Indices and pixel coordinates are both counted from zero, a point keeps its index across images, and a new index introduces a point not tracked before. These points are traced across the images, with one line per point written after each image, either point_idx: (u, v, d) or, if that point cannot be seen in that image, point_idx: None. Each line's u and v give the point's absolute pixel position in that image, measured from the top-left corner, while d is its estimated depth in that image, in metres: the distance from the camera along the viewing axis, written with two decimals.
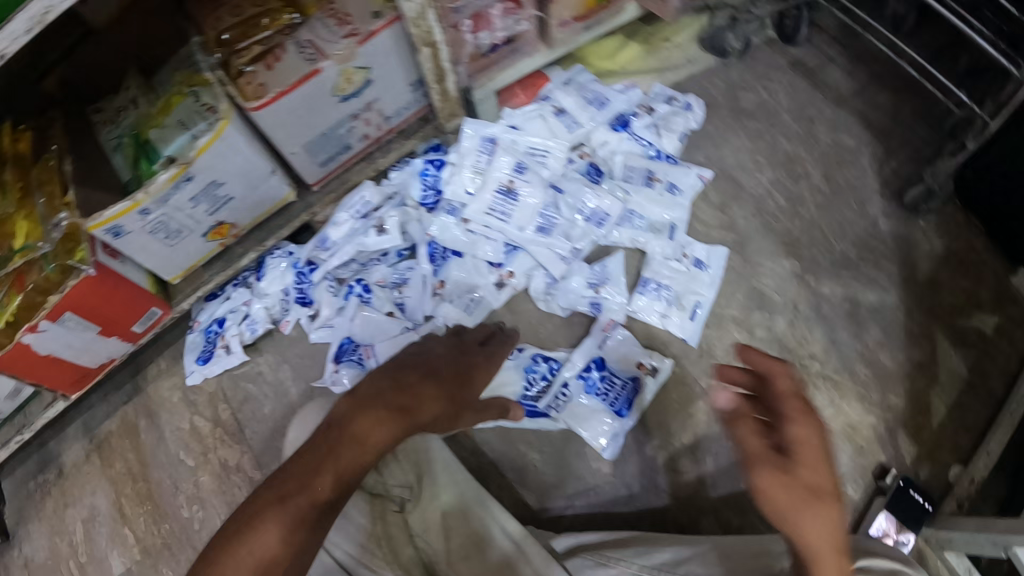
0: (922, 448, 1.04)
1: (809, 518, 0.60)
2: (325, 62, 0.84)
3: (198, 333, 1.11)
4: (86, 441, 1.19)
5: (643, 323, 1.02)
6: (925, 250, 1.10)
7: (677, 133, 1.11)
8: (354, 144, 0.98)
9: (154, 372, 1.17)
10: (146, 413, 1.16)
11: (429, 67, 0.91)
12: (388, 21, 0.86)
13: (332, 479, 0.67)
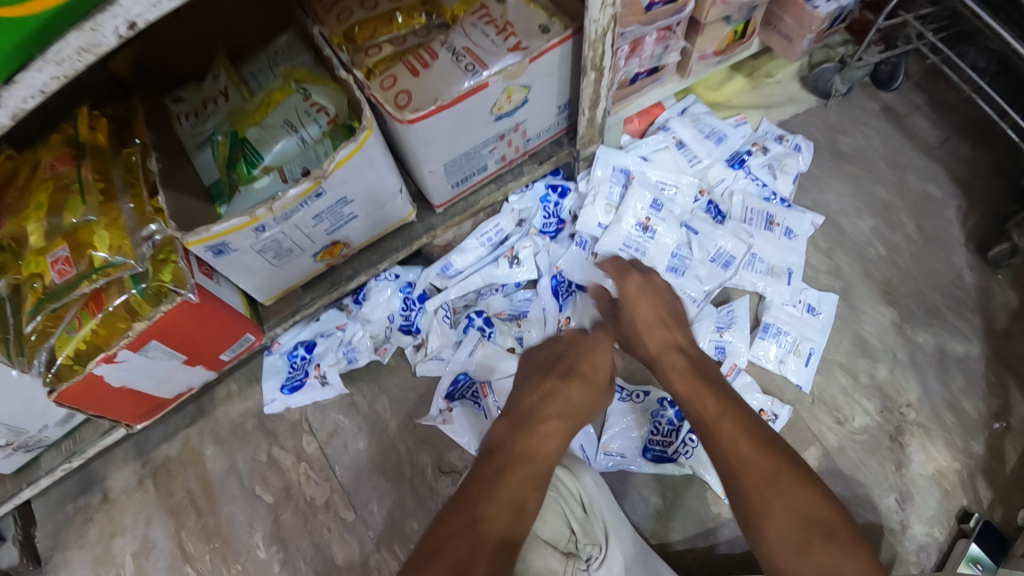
0: (996, 492, 1.05)
1: (769, 483, 0.60)
2: (493, 78, 0.78)
3: (279, 356, 1.01)
4: (139, 465, 1.05)
5: (760, 368, 1.01)
6: (1001, 302, 1.15)
7: (790, 175, 1.09)
8: (489, 166, 0.92)
9: (224, 394, 1.06)
10: (213, 439, 1.04)
11: (589, 93, 0.87)
12: (562, 38, 0.80)
13: (513, 494, 0.60)
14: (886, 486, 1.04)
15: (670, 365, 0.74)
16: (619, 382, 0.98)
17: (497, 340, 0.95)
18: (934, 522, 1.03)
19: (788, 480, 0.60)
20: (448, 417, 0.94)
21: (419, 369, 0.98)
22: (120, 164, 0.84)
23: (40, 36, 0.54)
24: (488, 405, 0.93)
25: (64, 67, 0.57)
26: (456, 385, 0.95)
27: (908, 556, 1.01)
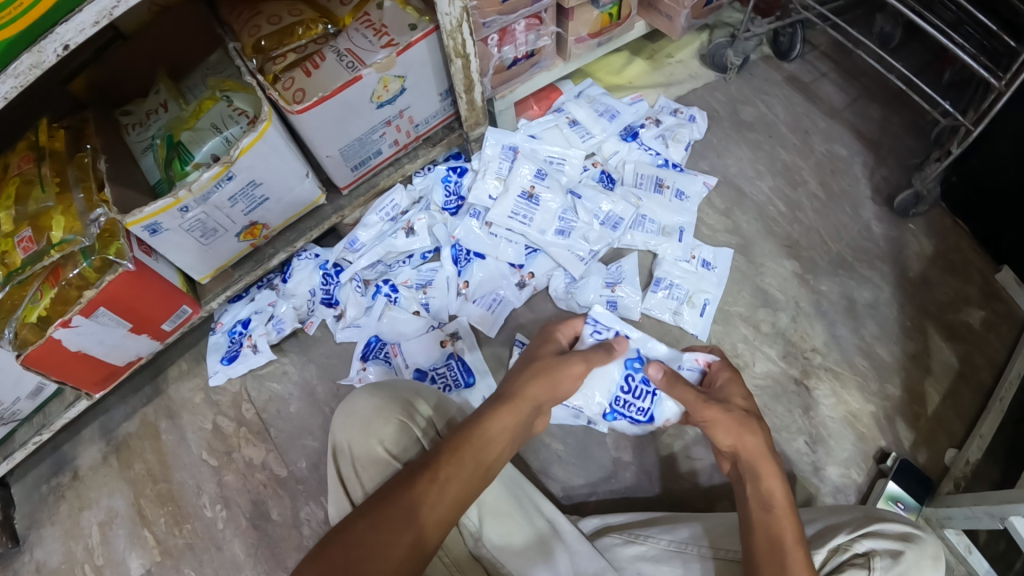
0: (920, 434, 1.07)
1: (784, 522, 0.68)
2: (367, 70, 0.91)
3: (221, 335, 1.14)
4: (102, 443, 1.19)
5: (656, 320, 1.07)
6: (915, 250, 1.18)
7: (683, 143, 1.18)
8: (384, 151, 1.05)
9: (176, 373, 1.20)
10: (168, 414, 1.18)
11: (460, 78, 0.98)
12: (426, 32, 0.93)
13: (473, 466, 0.69)
14: (794, 430, 1.07)
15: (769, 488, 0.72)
16: (519, 338, 1.04)
17: (403, 305, 1.06)
18: (848, 464, 1.05)
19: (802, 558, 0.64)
20: (364, 376, 1.05)
21: (339, 337, 1.09)
22: (74, 165, 0.98)
23: (0, 56, 0.65)
24: (398, 363, 1.04)
25: (20, 79, 0.68)
26: (369, 347, 1.05)
27: (824, 499, 1.03)
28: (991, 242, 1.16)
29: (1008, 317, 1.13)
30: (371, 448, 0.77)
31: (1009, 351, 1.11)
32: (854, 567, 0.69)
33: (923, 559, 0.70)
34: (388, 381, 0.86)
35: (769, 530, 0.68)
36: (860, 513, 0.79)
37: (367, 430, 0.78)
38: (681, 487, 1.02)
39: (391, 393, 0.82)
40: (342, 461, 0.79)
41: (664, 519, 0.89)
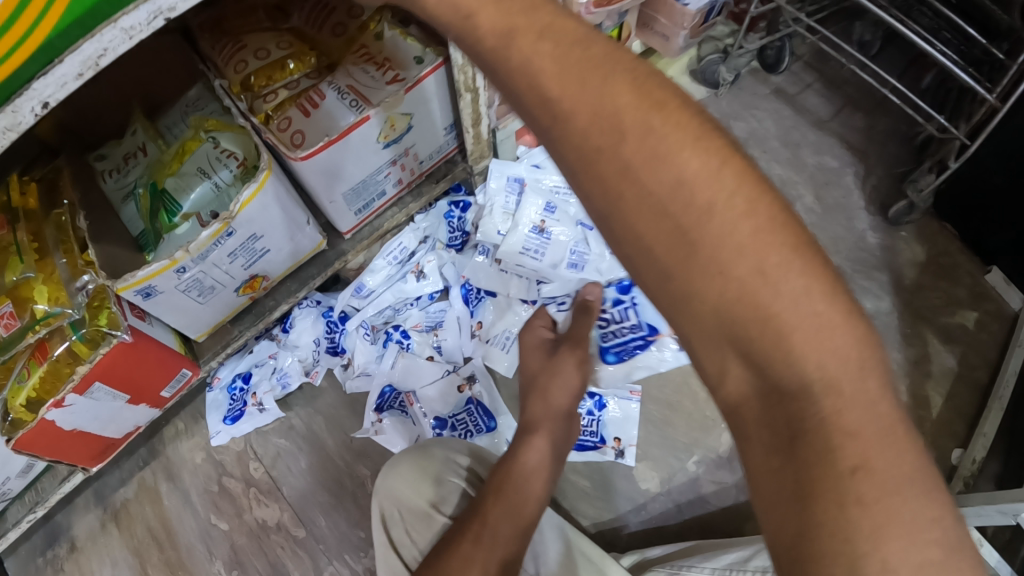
0: (925, 438, 1.13)
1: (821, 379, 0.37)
2: (374, 110, 0.86)
3: (219, 391, 1.09)
4: (99, 511, 1.13)
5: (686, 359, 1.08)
6: (909, 258, 1.24)
7: None
8: (388, 190, 1.00)
9: (172, 433, 1.14)
10: (168, 476, 1.13)
11: (468, 112, 0.95)
12: (434, 67, 0.89)
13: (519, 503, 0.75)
14: None
15: (793, 287, 0.37)
16: None
17: (416, 351, 1.03)
18: None
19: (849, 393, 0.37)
20: (380, 427, 1.02)
21: (347, 388, 1.05)
22: (52, 223, 0.90)
23: None
24: (415, 411, 1.01)
25: None
26: (383, 397, 1.02)
27: None
28: (977, 245, 1.23)
29: (999, 316, 1.20)
30: (426, 509, 0.78)
31: (1002, 350, 1.18)
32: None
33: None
34: (431, 439, 0.85)
35: (756, 273, 0.37)
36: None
37: (418, 489, 0.78)
38: (707, 510, 1.01)
39: (437, 451, 0.82)
40: (393, 525, 0.78)
41: (701, 547, 0.90)
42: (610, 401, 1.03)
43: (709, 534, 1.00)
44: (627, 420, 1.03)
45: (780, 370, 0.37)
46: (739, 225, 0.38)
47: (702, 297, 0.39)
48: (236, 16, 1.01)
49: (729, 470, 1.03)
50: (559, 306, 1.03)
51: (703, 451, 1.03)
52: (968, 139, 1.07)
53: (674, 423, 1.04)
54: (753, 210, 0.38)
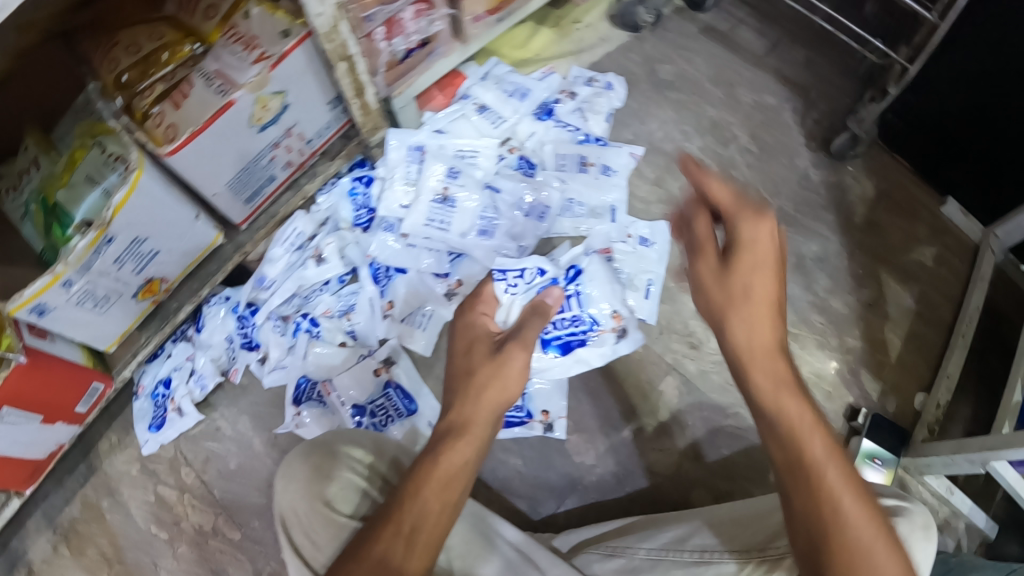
0: (886, 383, 1.07)
1: (816, 442, 0.60)
2: (238, 92, 0.81)
3: (144, 399, 1.09)
4: (49, 533, 1.12)
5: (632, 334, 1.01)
6: (858, 194, 1.15)
7: (603, 114, 1.12)
8: (278, 175, 0.96)
9: (107, 447, 1.13)
10: (110, 492, 1.12)
11: (347, 81, 0.90)
12: (300, 39, 0.83)
13: (457, 465, 0.67)
14: None
15: (834, 471, 0.58)
16: None
17: (327, 338, 1.00)
18: None
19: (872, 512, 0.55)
20: (300, 420, 1.00)
21: (266, 382, 1.04)
22: None
23: None
24: (333, 401, 0.99)
25: None
26: (300, 389, 1.00)
27: None
28: (932, 176, 1.15)
29: (958, 250, 1.13)
30: (316, 507, 0.70)
31: (962, 285, 1.12)
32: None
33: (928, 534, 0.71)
34: (325, 436, 0.79)
35: (818, 477, 0.58)
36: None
37: (306, 489, 0.72)
38: (649, 481, 0.96)
39: (325, 448, 0.76)
40: (292, 529, 0.70)
41: (638, 526, 0.87)
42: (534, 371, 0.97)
43: (652, 505, 0.95)
44: (553, 390, 0.98)
45: (806, 470, 0.58)
46: (800, 421, 0.61)
47: (777, 458, 0.61)
48: (113, 13, 0.97)
49: (670, 435, 0.98)
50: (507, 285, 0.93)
51: (639, 418, 0.98)
52: (910, 63, 1.01)
53: (607, 393, 0.99)
54: (805, 410, 0.62)
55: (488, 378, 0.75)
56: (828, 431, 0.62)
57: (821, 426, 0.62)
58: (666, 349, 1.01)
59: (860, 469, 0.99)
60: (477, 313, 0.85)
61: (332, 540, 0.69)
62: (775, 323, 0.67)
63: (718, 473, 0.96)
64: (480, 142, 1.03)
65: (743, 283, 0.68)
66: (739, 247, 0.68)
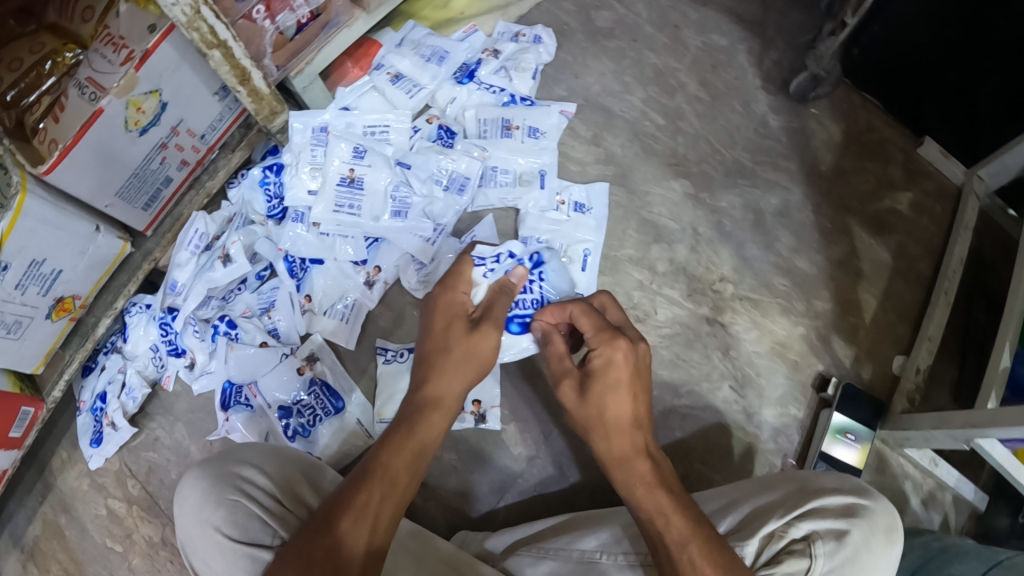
0: (860, 348, 0.96)
1: (678, 527, 0.58)
2: (106, 98, 0.75)
3: (86, 414, 1.02)
4: (17, 552, 1.03)
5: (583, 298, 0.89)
6: (823, 139, 1.02)
7: (530, 71, 0.96)
8: (175, 176, 0.92)
9: (59, 464, 1.05)
10: (66, 508, 1.03)
11: (226, 70, 0.77)
12: (164, 32, 0.76)
13: (426, 442, 0.62)
14: (717, 377, 0.92)
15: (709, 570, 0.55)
16: (380, 344, 0.89)
17: (246, 340, 0.90)
18: (784, 401, 0.92)
19: None
20: (230, 426, 0.89)
21: (197, 388, 0.94)
22: None
23: None
24: (260, 404, 0.89)
25: None
26: (225, 394, 0.90)
27: (765, 447, 0.91)
28: (906, 113, 1.04)
29: (936, 194, 1.03)
30: (208, 535, 0.66)
31: (943, 234, 1.02)
32: (793, 556, 0.66)
33: (868, 539, 0.67)
34: (223, 451, 0.73)
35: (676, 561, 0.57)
36: (795, 487, 0.73)
37: (197, 518, 0.67)
38: (596, 473, 0.88)
39: (216, 470, 0.70)
40: (191, 555, 0.68)
41: (576, 522, 0.78)
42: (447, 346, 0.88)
43: (601, 496, 0.87)
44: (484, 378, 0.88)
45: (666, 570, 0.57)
46: (682, 522, 0.58)
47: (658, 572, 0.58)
48: None
49: None
50: (489, 269, 0.79)
51: None
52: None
53: (543, 374, 0.90)
54: (675, 504, 0.59)
55: (463, 359, 0.66)
56: (700, 525, 0.58)
57: (687, 507, 0.60)
58: None
59: (827, 445, 0.89)
60: (458, 292, 0.71)
61: (225, 566, 0.66)
62: (638, 431, 0.63)
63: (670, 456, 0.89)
64: (390, 115, 0.90)
65: (599, 402, 0.63)
66: (592, 375, 0.63)
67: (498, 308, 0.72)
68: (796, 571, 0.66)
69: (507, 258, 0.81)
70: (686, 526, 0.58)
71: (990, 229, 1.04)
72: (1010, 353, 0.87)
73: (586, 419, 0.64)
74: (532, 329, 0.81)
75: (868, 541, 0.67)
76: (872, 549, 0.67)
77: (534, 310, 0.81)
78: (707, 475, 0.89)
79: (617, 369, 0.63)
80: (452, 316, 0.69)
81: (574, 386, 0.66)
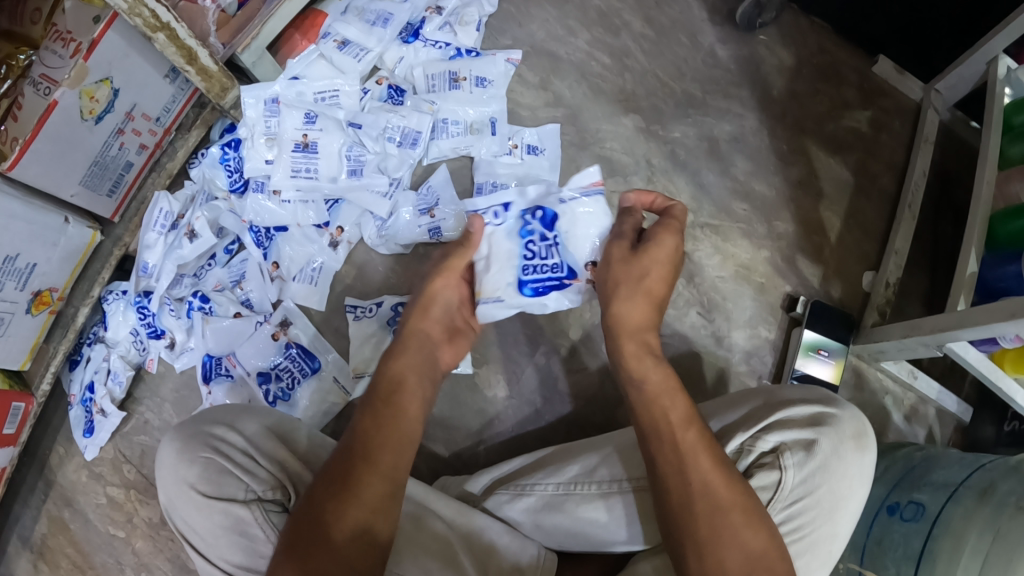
0: (827, 267, 0.97)
1: (676, 408, 0.64)
2: (59, 90, 0.76)
3: (76, 407, 1.03)
4: (26, 551, 1.04)
5: None
6: (774, 65, 1.02)
7: (473, 23, 0.96)
8: (135, 160, 0.93)
9: (56, 461, 1.05)
10: (68, 502, 1.04)
11: (172, 52, 0.75)
12: (108, 21, 0.76)
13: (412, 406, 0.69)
14: (683, 305, 0.93)
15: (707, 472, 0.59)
16: (349, 302, 0.89)
17: (221, 312, 0.90)
18: (753, 323, 0.94)
19: (715, 471, 0.59)
20: (214, 400, 0.90)
21: (179, 367, 0.93)
22: None
23: None
24: (241, 374, 0.90)
25: None
26: (206, 367, 0.90)
27: (736, 369, 0.92)
28: (858, 34, 1.03)
29: (893, 111, 1.03)
30: (182, 493, 0.67)
31: (903, 149, 1.02)
32: (763, 469, 0.63)
33: (836, 444, 0.64)
34: (199, 414, 0.74)
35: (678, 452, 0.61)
36: (761, 401, 0.69)
37: (172, 476, 0.68)
38: (571, 410, 0.89)
39: (190, 429, 0.71)
40: (173, 516, 0.68)
41: (549, 456, 0.78)
42: None
43: (577, 430, 0.88)
44: None
45: (668, 461, 0.61)
46: (682, 415, 0.63)
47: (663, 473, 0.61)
48: None
49: (585, 354, 0.90)
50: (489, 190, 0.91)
51: (550, 341, 0.90)
52: None
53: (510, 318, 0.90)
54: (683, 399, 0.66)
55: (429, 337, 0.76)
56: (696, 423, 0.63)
57: (684, 395, 0.67)
58: None
59: (800, 362, 0.90)
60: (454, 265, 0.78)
61: (202, 524, 0.66)
62: (650, 311, 0.72)
63: None
64: (340, 79, 0.90)
65: (644, 269, 0.71)
66: (651, 247, 0.71)
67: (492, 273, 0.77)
68: (767, 484, 0.63)
69: (511, 215, 0.77)
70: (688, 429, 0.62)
71: (952, 141, 1.04)
72: (976, 258, 0.82)
73: (616, 277, 0.72)
74: (547, 291, 0.76)
75: (840, 449, 0.64)
76: (840, 457, 0.64)
77: (547, 273, 0.75)
78: None
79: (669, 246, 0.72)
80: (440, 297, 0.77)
81: (621, 251, 0.73)
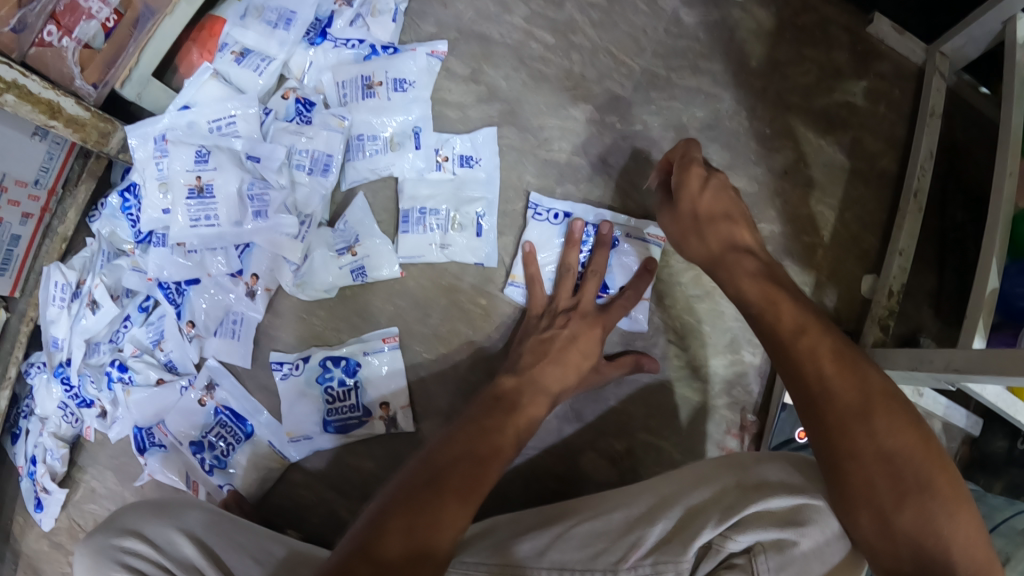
0: (819, 272, 0.85)
1: (815, 356, 0.53)
2: None
3: (24, 480, 0.88)
4: None
5: (460, 265, 0.82)
6: (751, 30, 0.87)
7: (388, 13, 0.83)
8: (22, 231, 0.78)
9: (19, 530, 0.90)
10: (36, 571, 0.89)
11: (32, 114, 0.67)
12: None
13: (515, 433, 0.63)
14: (652, 331, 0.82)
15: (884, 437, 0.48)
16: (274, 358, 0.81)
17: (142, 380, 0.82)
18: (735, 346, 0.82)
19: (894, 414, 0.49)
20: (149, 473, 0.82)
21: (113, 436, 0.86)
22: None
23: None
24: (173, 443, 0.82)
25: None
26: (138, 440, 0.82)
27: (716, 402, 0.82)
28: None
29: (894, 78, 0.88)
30: None
31: (905, 123, 0.88)
32: (733, 573, 0.55)
33: (819, 545, 0.54)
34: (109, 518, 0.66)
35: (861, 394, 0.50)
36: (733, 482, 0.60)
37: None
38: (528, 457, 0.81)
39: (97, 540, 0.63)
40: None
41: (503, 525, 0.69)
42: (355, 357, 0.80)
43: (537, 482, 0.81)
44: (392, 380, 0.80)
45: (823, 414, 0.50)
46: (835, 367, 0.52)
47: (827, 439, 0.50)
48: None
49: None
50: (423, 213, 0.81)
51: None
52: None
53: (457, 358, 0.81)
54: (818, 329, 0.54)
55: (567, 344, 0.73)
56: (829, 330, 0.55)
57: (809, 317, 0.56)
58: (515, 293, 0.81)
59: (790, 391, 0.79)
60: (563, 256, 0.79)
61: None
62: (751, 230, 0.67)
63: (606, 430, 0.81)
64: (233, 102, 0.78)
65: (690, 216, 0.68)
66: (683, 183, 0.69)
67: (587, 291, 0.77)
68: None
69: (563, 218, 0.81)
70: (819, 339, 0.54)
71: (959, 110, 0.89)
72: (997, 272, 0.70)
73: (698, 221, 0.67)
74: None
75: (830, 551, 0.54)
76: (826, 559, 0.54)
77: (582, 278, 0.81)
78: (651, 440, 0.81)
79: (694, 186, 0.68)
80: (583, 321, 0.75)
81: (665, 205, 0.72)
